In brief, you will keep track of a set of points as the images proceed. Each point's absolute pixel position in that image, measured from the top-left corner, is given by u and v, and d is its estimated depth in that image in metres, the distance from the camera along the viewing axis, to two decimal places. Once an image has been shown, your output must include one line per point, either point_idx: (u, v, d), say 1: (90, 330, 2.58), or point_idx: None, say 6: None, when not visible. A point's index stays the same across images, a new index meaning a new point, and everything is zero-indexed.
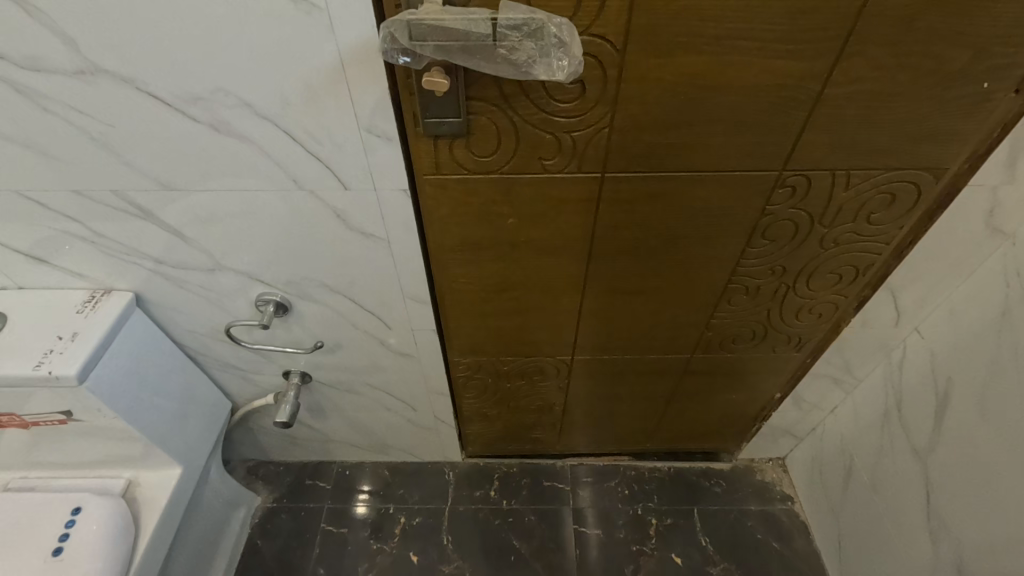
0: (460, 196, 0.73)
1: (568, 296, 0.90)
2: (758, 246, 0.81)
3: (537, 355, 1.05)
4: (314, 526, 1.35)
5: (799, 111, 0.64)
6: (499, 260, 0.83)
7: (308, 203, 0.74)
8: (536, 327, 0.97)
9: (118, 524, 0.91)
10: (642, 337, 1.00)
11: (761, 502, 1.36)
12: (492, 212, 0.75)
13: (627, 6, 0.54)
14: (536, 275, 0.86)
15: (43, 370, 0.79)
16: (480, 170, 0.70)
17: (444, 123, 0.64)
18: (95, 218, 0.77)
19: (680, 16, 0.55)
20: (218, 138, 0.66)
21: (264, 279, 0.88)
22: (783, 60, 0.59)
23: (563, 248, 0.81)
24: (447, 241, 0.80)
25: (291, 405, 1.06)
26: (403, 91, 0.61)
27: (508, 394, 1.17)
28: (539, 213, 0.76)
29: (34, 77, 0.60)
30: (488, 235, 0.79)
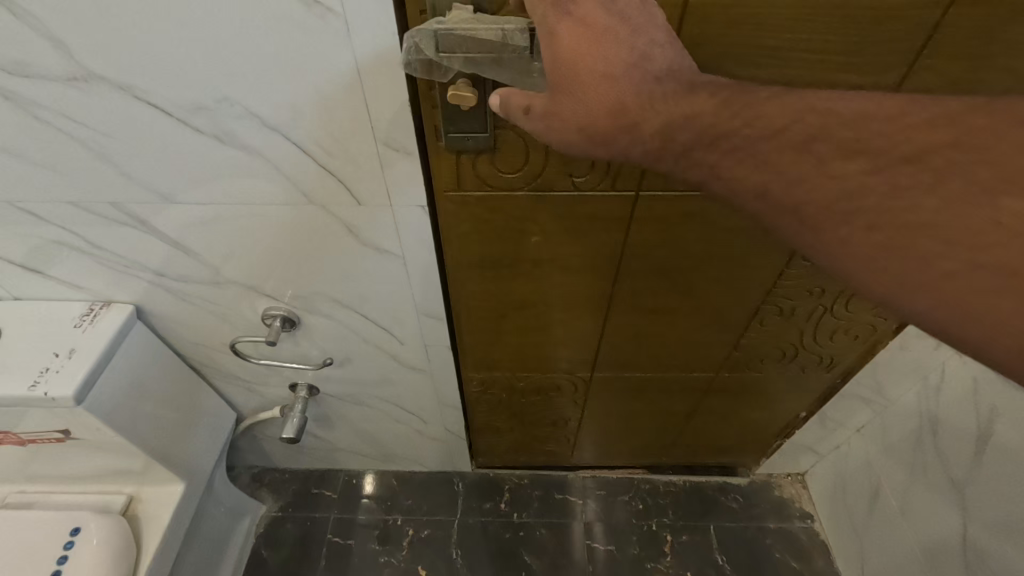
0: (482, 212, 0.68)
1: (591, 314, 0.85)
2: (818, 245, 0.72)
3: (555, 372, 1.00)
4: (321, 537, 1.32)
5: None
6: (519, 277, 0.79)
7: (319, 217, 0.70)
8: (555, 345, 0.93)
9: (119, 544, 0.88)
10: (666, 355, 0.95)
11: (779, 519, 1.32)
12: (515, 230, 0.71)
13: (676, 15, 0.50)
14: (557, 293, 0.81)
15: (39, 391, 0.75)
16: (503, 186, 0.65)
17: (468, 138, 0.59)
18: (93, 230, 0.73)
19: (732, 26, 0.51)
20: (223, 149, 0.61)
21: (270, 293, 0.83)
22: (840, 74, 0.54)
23: (589, 266, 0.76)
24: (466, 258, 0.75)
25: (298, 419, 1.02)
26: (425, 104, 0.57)
27: (522, 409, 1.13)
28: (565, 231, 0.71)
29: (24, 83, 0.55)
30: (510, 252, 0.74)
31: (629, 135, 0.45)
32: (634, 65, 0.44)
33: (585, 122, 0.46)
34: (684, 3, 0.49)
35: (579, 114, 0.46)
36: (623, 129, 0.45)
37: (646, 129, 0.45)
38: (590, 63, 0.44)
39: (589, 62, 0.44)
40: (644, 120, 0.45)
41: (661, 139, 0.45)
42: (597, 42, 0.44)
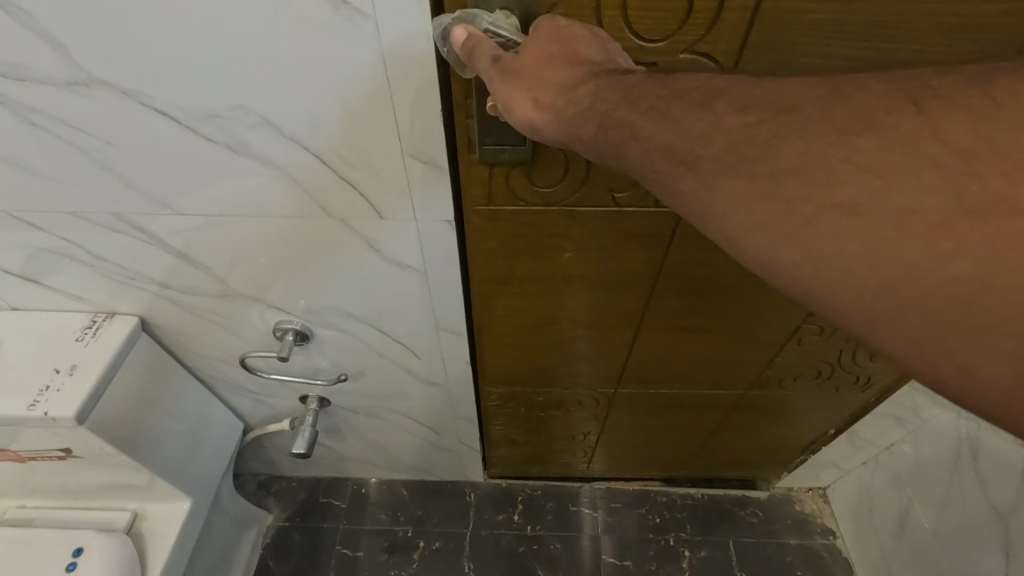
0: (511, 226, 0.63)
1: (622, 331, 0.81)
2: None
3: (577, 388, 0.96)
4: (329, 548, 1.28)
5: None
6: (546, 294, 0.74)
7: (336, 230, 0.65)
8: (580, 362, 0.88)
9: (123, 565, 0.84)
10: (695, 371, 0.90)
11: (801, 535, 1.29)
12: (546, 245, 0.66)
13: (746, 20, 0.46)
14: (585, 310, 0.77)
15: (38, 411, 0.71)
16: (538, 200, 0.60)
17: (504, 150, 0.54)
18: (94, 241, 0.68)
19: (806, 33, 0.46)
20: (237, 159, 0.56)
21: (283, 307, 0.79)
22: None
23: (624, 284, 0.72)
24: (492, 274, 0.71)
25: (309, 432, 0.97)
26: (458, 112, 0.52)
27: (540, 422, 1.09)
28: (599, 248, 0.66)
29: (18, 87, 0.50)
30: (538, 270, 0.70)
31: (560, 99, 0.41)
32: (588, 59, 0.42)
33: (532, 89, 0.41)
34: (755, 7, 0.45)
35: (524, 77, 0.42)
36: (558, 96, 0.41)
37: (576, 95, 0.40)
38: (553, 47, 0.42)
39: (553, 42, 0.42)
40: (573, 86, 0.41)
41: (588, 101, 0.40)
42: (571, 40, 0.42)
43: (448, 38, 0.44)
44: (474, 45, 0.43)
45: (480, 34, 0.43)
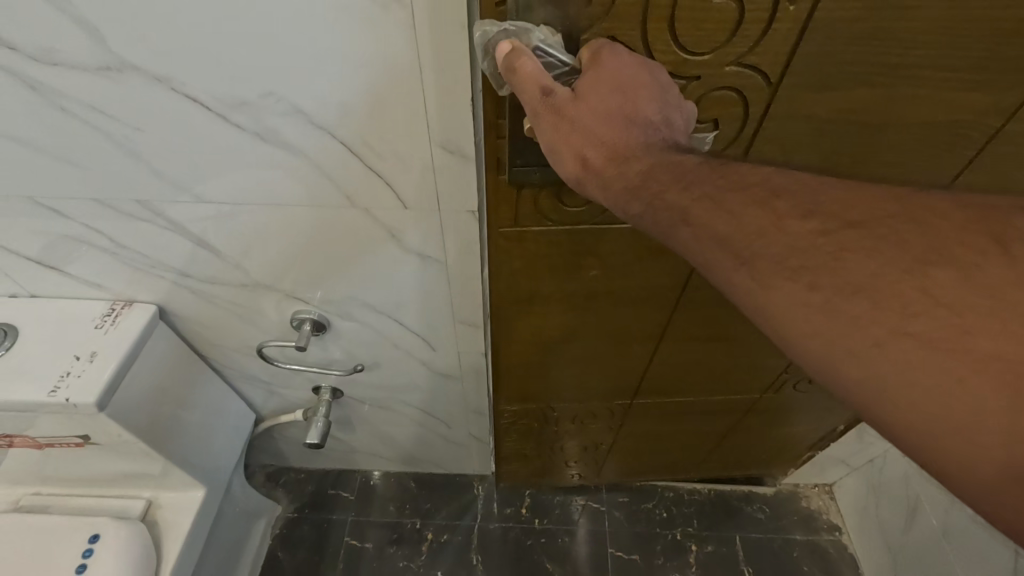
0: (535, 245, 0.65)
1: (640, 343, 0.82)
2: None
3: (593, 402, 0.97)
4: (338, 540, 1.29)
5: (967, 144, 0.55)
6: (569, 311, 0.75)
7: (359, 220, 0.65)
8: (599, 375, 0.89)
9: (140, 551, 0.85)
10: (711, 376, 0.90)
11: (807, 531, 1.30)
12: (572, 263, 0.67)
13: (796, 31, 0.46)
14: (606, 325, 0.78)
15: (59, 397, 0.71)
16: (563, 220, 0.62)
17: (534, 172, 0.55)
18: (118, 229, 0.68)
19: (858, 41, 0.47)
20: (264, 147, 0.57)
21: (301, 296, 0.79)
22: (963, 92, 0.51)
23: (645, 298, 0.74)
24: (513, 295, 0.72)
25: (322, 424, 0.97)
26: (489, 133, 0.53)
27: (552, 437, 1.10)
28: (626, 265, 0.68)
29: (49, 72, 0.50)
30: (561, 288, 0.71)
31: (613, 165, 0.42)
32: (641, 121, 0.43)
33: (582, 143, 0.42)
34: (807, 17, 0.45)
35: (574, 124, 0.42)
36: (609, 158, 0.42)
37: (630, 167, 0.41)
38: (609, 98, 0.43)
39: (608, 92, 0.43)
40: (626, 152, 0.42)
41: (641, 177, 0.40)
42: (626, 94, 0.43)
43: (496, 54, 0.45)
44: (519, 66, 0.43)
45: (529, 57, 0.43)
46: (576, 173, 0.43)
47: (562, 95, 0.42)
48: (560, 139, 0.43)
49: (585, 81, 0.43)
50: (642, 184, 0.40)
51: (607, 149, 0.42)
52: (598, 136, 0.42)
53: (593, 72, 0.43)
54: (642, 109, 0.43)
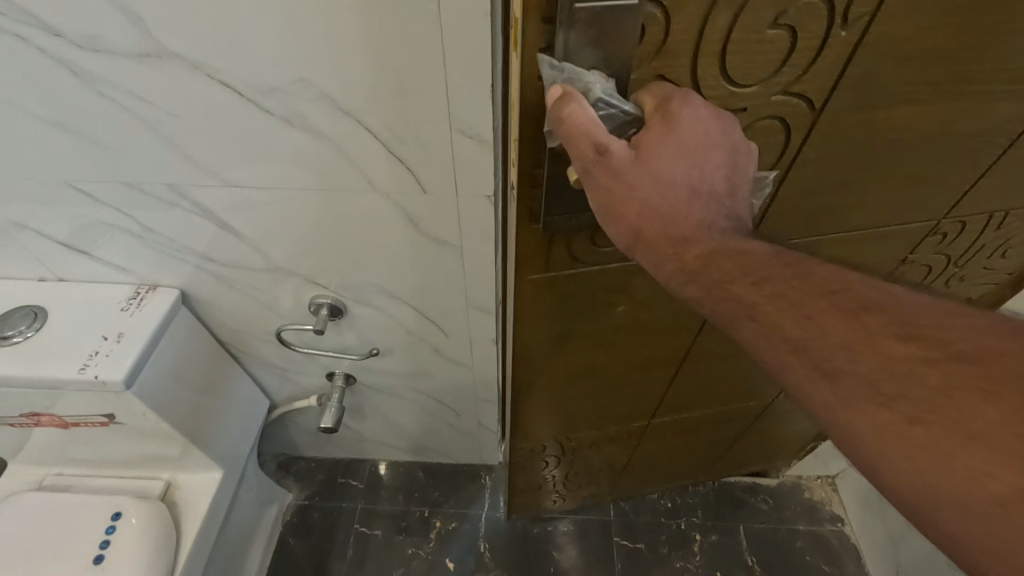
0: (565, 290, 0.67)
1: (663, 367, 0.87)
2: (1016, 213, 0.74)
3: (611, 429, 1.01)
4: (348, 527, 1.31)
5: (991, 151, 0.62)
6: (594, 347, 0.78)
7: (380, 206, 0.68)
8: (619, 399, 0.92)
9: (161, 530, 0.87)
10: (722, 387, 0.97)
11: (810, 521, 1.31)
12: (597, 297, 0.70)
13: (845, 54, 0.48)
14: (630, 353, 0.82)
15: (89, 374, 0.74)
16: (593, 261, 0.64)
17: (572, 218, 0.57)
18: (148, 214, 0.71)
19: (906, 60, 0.50)
20: (291, 131, 0.59)
21: (319, 281, 0.81)
22: (994, 102, 0.55)
23: (669, 323, 0.78)
24: (540, 337, 0.74)
25: (335, 408, 1.00)
26: (525, 183, 0.54)
27: (573, 468, 1.12)
28: (653, 296, 0.72)
29: (91, 57, 0.53)
30: (589, 326, 0.74)
31: (666, 235, 0.43)
32: (700, 191, 0.44)
33: (635, 210, 0.43)
34: (857, 41, 0.48)
35: (630, 188, 0.43)
36: (662, 227, 0.43)
37: (687, 247, 0.42)
38: (672, 165, 0.43)
39: (671, 157, 0.43)
40: (679, 223, 0.43)
41: (701, 263, 0.42)
42: (690, 159, 0.43)
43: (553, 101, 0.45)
44: (577, 121, 0.43)
45: (589, 112, 0.43)
46: (624, 236, 0.45)
47: (621, 155, 0.43)
48: (614, 201, 0.43)
49: (644, 140, 0.44)
50: (701, 270, 0.42)
51: (661, 219, 0.43)
52: (652, 204, 0.43)
53: (658, 133, 0.44)
54: (703, 171, 0.44)
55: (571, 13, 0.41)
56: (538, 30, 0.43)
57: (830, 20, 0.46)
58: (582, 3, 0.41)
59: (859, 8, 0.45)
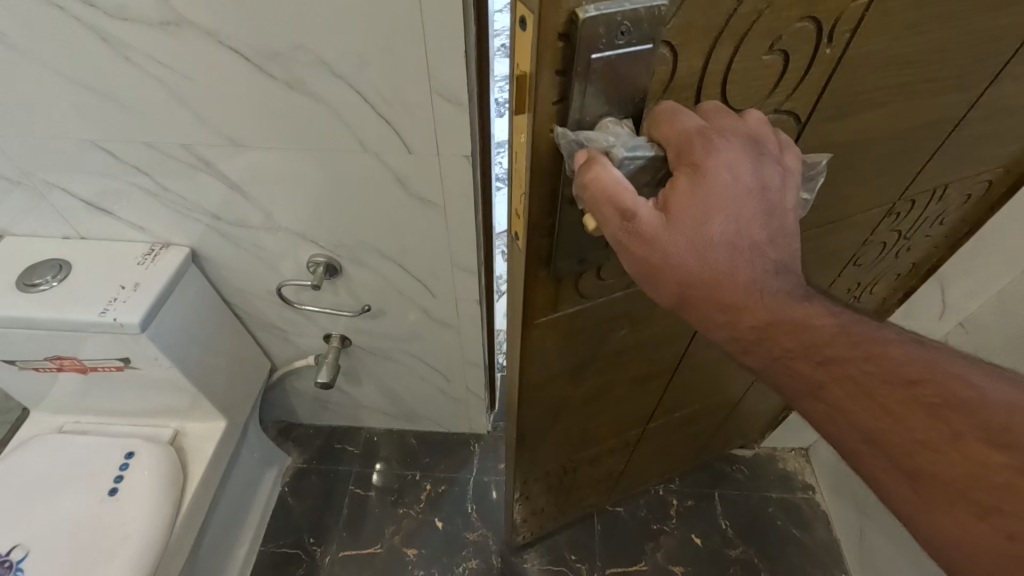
0: (572, 328, 0.69)
1: (658, 378, 0.93)
2: (956, 184, 0.79)
3: (605, 444, 1.04)
4: (343, 488, 1.39)
5: (938, 135, 0.68)
6: (602, 372, 0.82)
7: (371, 165, 0.76)
8: (617, 411, 0.96)
9: (169, 469, 0.95)
10: (705, 383, 1.04)
11: (784, 489, 1.38)
12: (595, 333, 0.72)
13: (830, 69, 0.52)
14: (632, 369, 0.86)
15: (109, 317, 0.82)
16: (598, 295, 0.66)
17: (580, 261, 0.58)
18: (165, 174, 0.80)
19: (879, 70, 0.55)
20: (292, 95, 0.67)
21: (317, 240, 0.89)
22: (941, 94, 0.62)
23: (662, 337, 0.83)
24: (552, 371, 0.75)
25: (330, 366, 1.07)
26: (537, 233, 0.53)
27: (575, 484, 1.13)
28: (652, 317, 0.77)
29: (120, 25, 0.61)
30: (598, 355, 0.77)
31: (713, 300, 0.43)
32: (742, 245, 0.43)
33: (678, 277, 0.43)
34: (838, 58, 0.52)
35: (673, 258, 0.42)
36: (708, 292, 0.43)
37: (743, 314, 0.43)
38: (711, 226, 0.42)
39: (709, 218, 0.42)
40: (726, 286, 0.42)
41: (756, 334, 0.43)
42: (723, 211, 0.42)
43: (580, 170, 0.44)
44: (608, 193, 0.42)
45: (615, 181, 0.42)
46: (671, 299, 0.45)
47: (657, 223, 0.42)
48: (657, 271, 0.43)
49: (671, 195, 0.42)
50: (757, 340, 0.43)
51: (709, 284, 0.43)
52: (696, 272, 0.42)
53: (692, 191, 0.42)
54: (735, 218, 0.43)
55: (587, 65, 0.41)
56: (553, 81, 0.42)
57: (819, 38, 0.49)
58: (598, 54, 0.40)
59: (842, 27, 0.49)
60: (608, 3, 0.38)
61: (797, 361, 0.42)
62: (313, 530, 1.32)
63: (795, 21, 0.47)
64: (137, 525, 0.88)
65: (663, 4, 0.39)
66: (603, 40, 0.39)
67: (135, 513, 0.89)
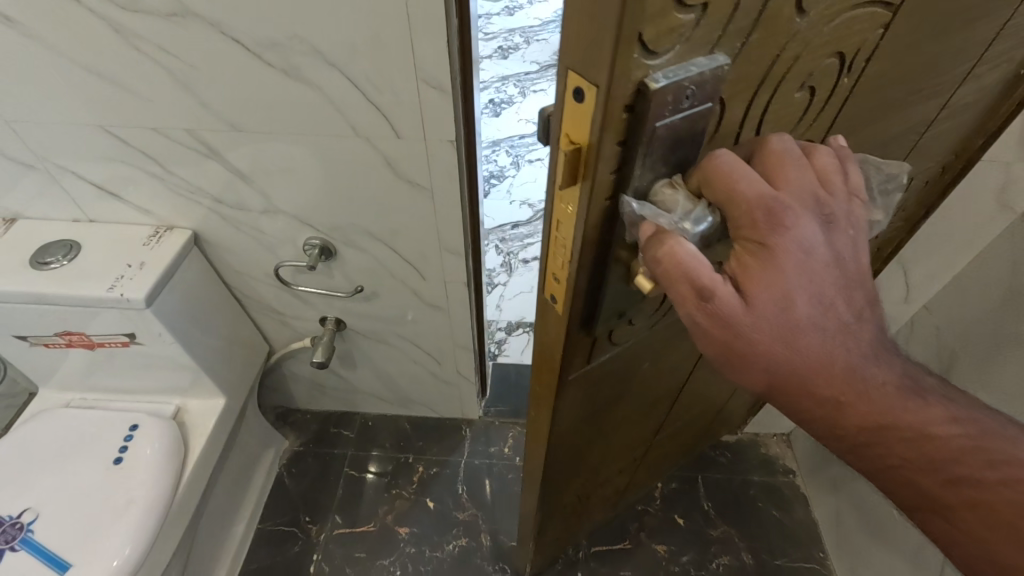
0: (599, 374, 0.69)
1: (667, 397, 0.97)
2: (921, 179, 0.83)
3: (611, 469, 1.06)
4: (338, 470, 1.43)
5: (912, 138, 0.71)
6: (621, 405, 0.84)
7: (363, 149, 0.81)
8: (628, 435, 0.98)
9: (170, 441, 1.00)
10: (704, 391, 1.08)
11: (765, 473, 1.42)
12: (613, 372, 0.73)
13: (846, 96, 0.56)
14: (646, 395, 0.89)
15: (116, 292, 0.87)
16: (624, 341, 0.67)
17: (615, 314, 0.58)
18: (170, 158, 0.85)
19: (875, 87, 0.58)
20: (289, 82, 0.73)
21: (314, 224, 0.94)
22: (919, 101, 0.65)
23: (672, 363, 0.86)
24: (578, 417, 0.75)
25: (325, 347, 1.12)
26: (584, 295, 0.53)
27: (585, 510, 1.13)
28: (666, 348, 0.79)
29: (131, 16, 0.67)
30: (617, 391, 0.79)
31: (805, 391, 0.42)
32: (832, 327, 0.42)
33: (771, 370, 0.42)
34: (853, 86, 0.55)
35: (768, 351, 0.42)
36: (803, 385, 0.42)
37: (840, 409, 0.42)
38: (799, 313, 0.41)
39: (796, 303, 0.41)
40: (822, 375, 0.42)
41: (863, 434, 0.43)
42: (807, 290, 0.42)
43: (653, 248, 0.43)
44: (692, 282, 0.42)
45: (694, 267, 0.42)
46: (762, 388, 0.44)
47: (747, 315, 0.41)
48: (747, 364, 0.43)
49: (748, 272, 0.42)
50: (862, 440, 0.43)
51: (807, 378, 0.42)
52: (791, 364, 0.42)
53: (778, 275, 0.41)
54: (815, 297, 0.42)
55: (652, 133, 0.39)
56: (613, 152, 0.41)
57: (840, 71, 0.52)
58: (664, 121, 0.39)
59: (861, 57, 0.52)
60: (672, 70, 0.38)
61: (917, 473, 0.43)
62: (309, 509, 1.36)
63: (824, 59, 0.50)
64: (140, 491, 0.93)
65: (724, 63, 0.40)
66: (670, 107, 0.39)
67: (139, 481, 0.94)
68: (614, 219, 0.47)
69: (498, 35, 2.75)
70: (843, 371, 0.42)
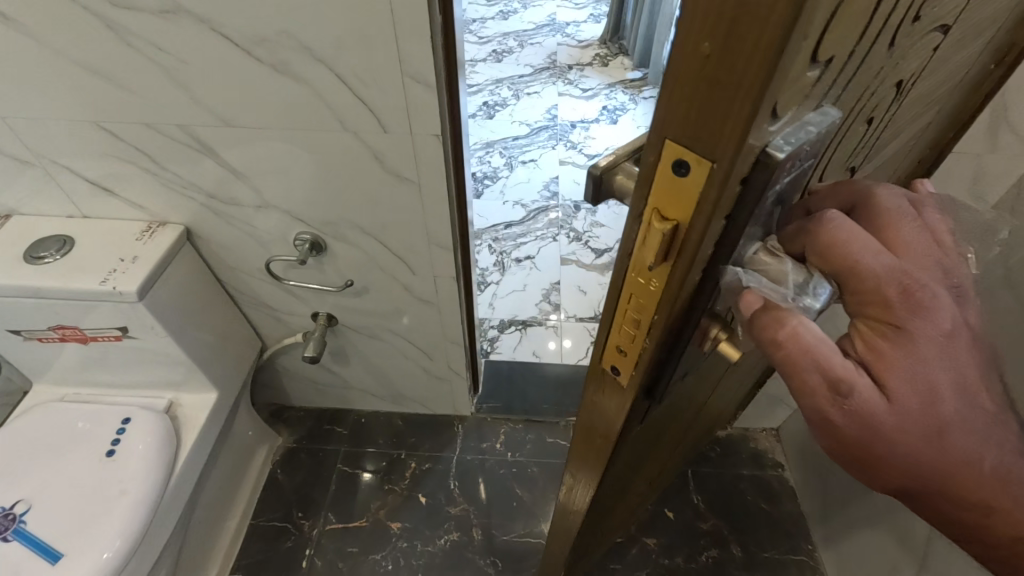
0: (646, 424, 0.65)
1: (690, 422, 0.94)
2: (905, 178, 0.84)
3: (631, 499, 1.03)
4: (331, 466, 1.44)
5: (908, 143, 0.72)
6: (654, 442, 0.80)
7: (352, 143, 0.82)
8: (652, 464, 0.95)
9: (162, 434, 1.01)
10: (714, 405, 1.07)
11: (755, 467, 1.43)
12: (659, 418, 0.68)
13: (888, 122, 0.55)
14: (675, 426, 0.85)
15: (108, 285, 0.88)
16: (675, 390, 0.63)
17: (679, 372, 0.54)
18: (163, 154, 0.86)
19: (908, 109, 0.58)
20: (278, 77, 0.74)
21: (305, 219, 0.96)
22: (925, 109, 0.65)
23: (701, 391, 0.83)
24: (618, 466, 0.71)
25: (317, 343, 1.13)
26: (655, 367, 0.48)
27: (602, 539, 1.10)
28: (700, 382, 0.76)
29: (123, 13, 0.69)
30: (654, 432, 0.75)
31: (950, 494, 0.38)
32: (982, 423, 0.37)
33: (913, 472, 0.38)
34: (895, 112, 0.54)
35: (914, 457, 0.37)
36: (950, 488, 0.38)
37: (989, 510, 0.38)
38: (946, 412, 0.36)
39: (944, 400, 0.36)
40: (973, 477, 0.38)
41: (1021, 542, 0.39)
42: (954, 381, 0.37)
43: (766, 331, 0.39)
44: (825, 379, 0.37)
45: (823, 361, 0.37)
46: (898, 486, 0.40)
47: (892, 416, 0.37)
48: (885, 467, 0.38)
49: (885, 358, 0.36)
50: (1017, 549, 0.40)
51: (956, 482, 0.38)
52: (939, 470, 0.37)
53: (922, 368, 0.36)
54: (961, 382, 0.37)
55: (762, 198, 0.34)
56: (717, 225, 0.35)
57: (893, 99, 0.51)
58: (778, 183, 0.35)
59: (909, 84, 0.51)
60: (789, 132, 0.33)
61: None
62: (302, 505, 1.37)
63: (884, 91, 0.48)
64: (133, 483, 0.94)
65: (834, 117, 0.36)
66: (784, 172, 0.34)
67: (131, 473, 0.95)
68: (700, 290, 0.41)
69: (492, 39, 2.77)
70: (992, 469, 0.38)
